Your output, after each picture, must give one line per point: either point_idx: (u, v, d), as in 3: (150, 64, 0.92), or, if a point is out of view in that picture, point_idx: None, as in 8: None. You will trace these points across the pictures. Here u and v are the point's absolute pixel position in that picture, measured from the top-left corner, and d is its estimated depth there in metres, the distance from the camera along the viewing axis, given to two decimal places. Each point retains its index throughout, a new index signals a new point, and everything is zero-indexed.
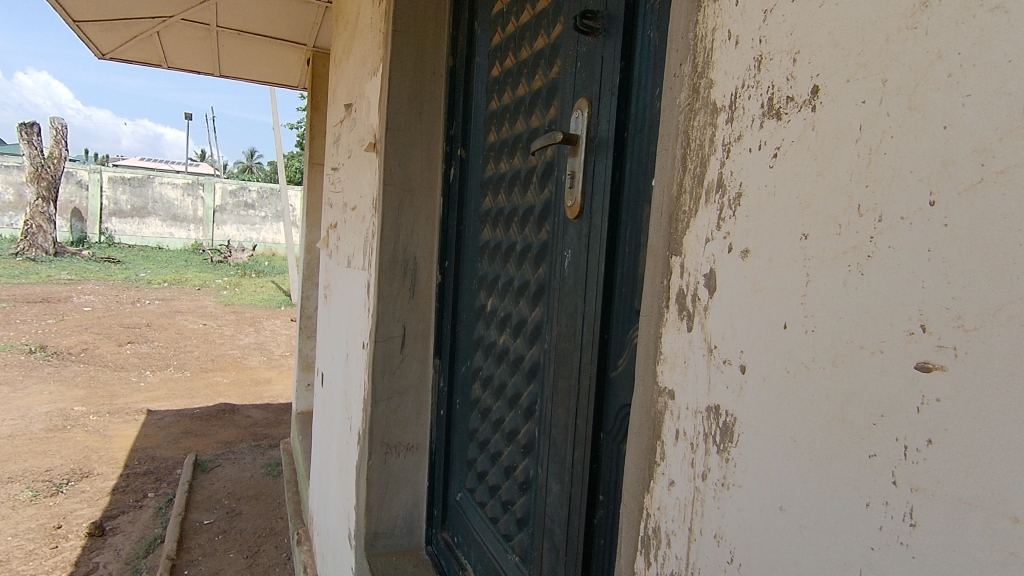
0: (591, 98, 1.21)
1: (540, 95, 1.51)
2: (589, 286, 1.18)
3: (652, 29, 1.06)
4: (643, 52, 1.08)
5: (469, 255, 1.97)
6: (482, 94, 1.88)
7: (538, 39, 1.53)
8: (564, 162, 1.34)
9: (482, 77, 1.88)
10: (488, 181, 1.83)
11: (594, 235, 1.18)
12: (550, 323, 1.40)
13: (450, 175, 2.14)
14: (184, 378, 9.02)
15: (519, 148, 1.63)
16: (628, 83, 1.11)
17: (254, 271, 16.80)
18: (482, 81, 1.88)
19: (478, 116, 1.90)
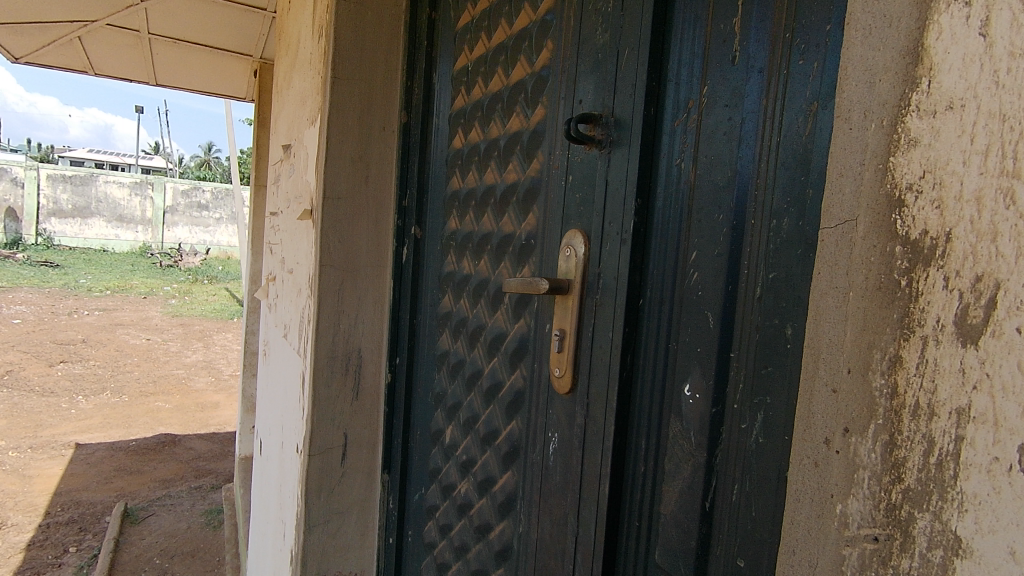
0: (586, 232, 0.86)
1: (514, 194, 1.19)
2: (582, 502, 0.84)
3: (682, 157, 0.72)
4: (669, 187, 0.74)
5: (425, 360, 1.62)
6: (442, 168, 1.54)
7: (511, 116, 1.17)
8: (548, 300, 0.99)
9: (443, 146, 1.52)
10: (448, 277, 1.47)
11: (590, 429, 0.84)
12: (527, 505, 1.06)
13: (403, 253, 1.81)
14: (121, 404, 8.31)
15: (486, 251, 1.27)
16: (642, 228, 0.77)
17: (205, 277, 15.86)
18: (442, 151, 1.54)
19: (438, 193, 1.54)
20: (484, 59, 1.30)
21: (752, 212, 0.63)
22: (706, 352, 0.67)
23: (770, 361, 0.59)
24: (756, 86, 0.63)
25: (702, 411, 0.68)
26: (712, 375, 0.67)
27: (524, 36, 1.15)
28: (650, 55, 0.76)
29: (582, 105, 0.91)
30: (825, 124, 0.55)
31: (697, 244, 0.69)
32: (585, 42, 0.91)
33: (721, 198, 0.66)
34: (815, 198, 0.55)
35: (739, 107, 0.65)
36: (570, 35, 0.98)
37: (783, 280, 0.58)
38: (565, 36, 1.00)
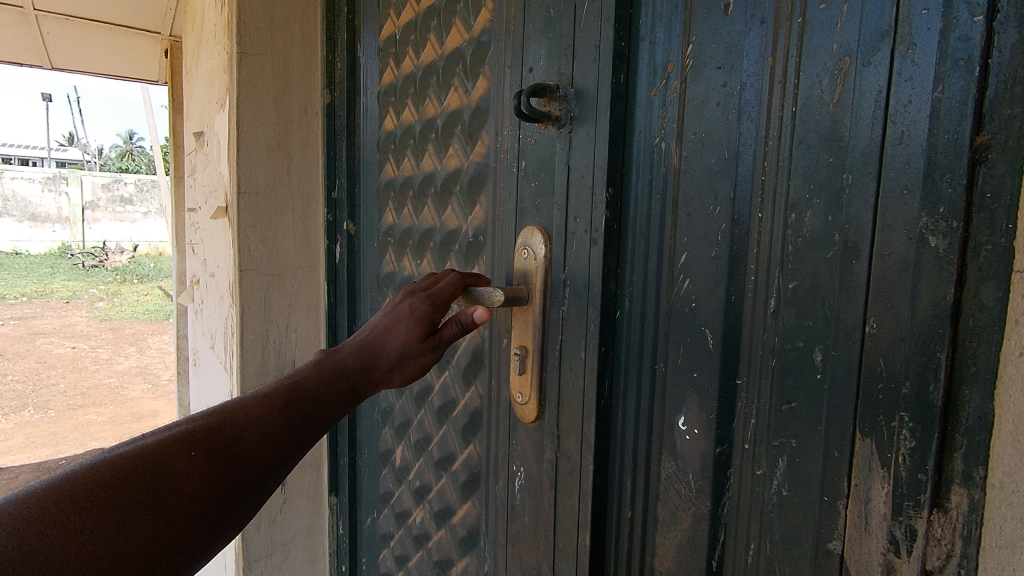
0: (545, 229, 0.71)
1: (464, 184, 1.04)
2: (560, 555, 0.71)
3: (663, 134, 0.58)
4: (651, 174, 0.60)
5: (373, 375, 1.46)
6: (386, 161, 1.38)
7: (449, 91, 1.00)
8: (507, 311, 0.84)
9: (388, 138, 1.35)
10: (389, 282, 1.28)
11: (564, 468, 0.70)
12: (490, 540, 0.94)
13: (338, 252, 1.62)
14: (46, 420, 7.67)
15: (430, 251, 1.09)
16: (616, 224, 0.63)
17: (135, 276, 14.83)
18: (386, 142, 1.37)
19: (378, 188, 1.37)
20: (414, 25, 1.12)
21: (759, 204, 0.50)
22: (708, 381, 0.54)
23: (789, 391, 0.46)
24: (758, 41, 0.49)
25: (702, 451, 0.55)
26: (715, 408, 0.54)
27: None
28: (615, 7, 0.61)
29: (532, 75, 0.75)
30: (863, 83, 0.41)
31: (688, 245, 0.56)
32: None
33: (718, 187, 0.52)
34: (854, 186, 0.42)
35: (740, 68, 0.51)
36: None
37: (808, 291, 0.45)
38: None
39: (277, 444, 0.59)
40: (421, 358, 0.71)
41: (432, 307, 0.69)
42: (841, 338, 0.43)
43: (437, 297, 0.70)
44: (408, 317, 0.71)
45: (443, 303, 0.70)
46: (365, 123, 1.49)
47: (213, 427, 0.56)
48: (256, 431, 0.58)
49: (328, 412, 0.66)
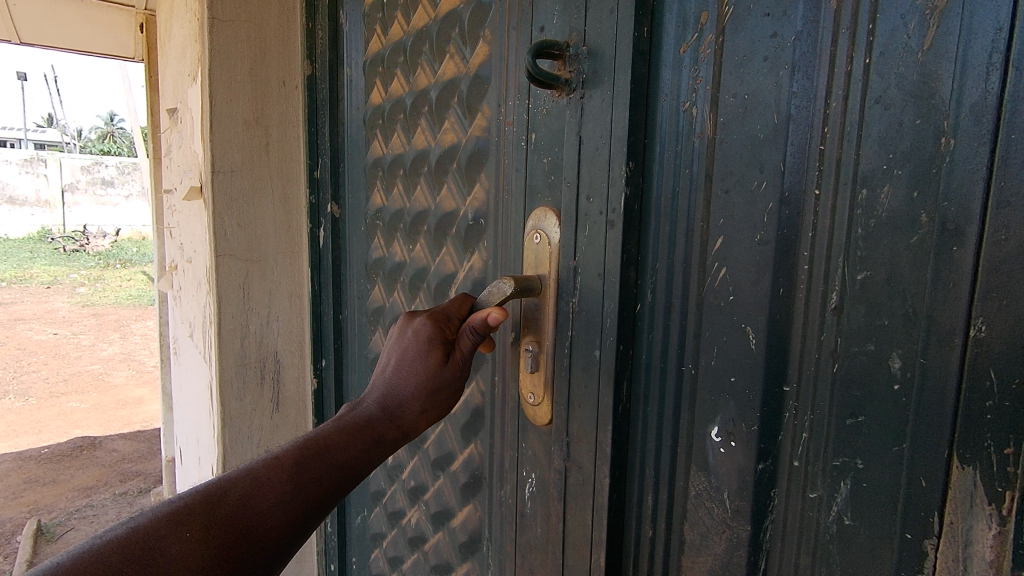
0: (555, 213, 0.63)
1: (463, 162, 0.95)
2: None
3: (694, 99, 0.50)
4: (680, 147, 0.52)
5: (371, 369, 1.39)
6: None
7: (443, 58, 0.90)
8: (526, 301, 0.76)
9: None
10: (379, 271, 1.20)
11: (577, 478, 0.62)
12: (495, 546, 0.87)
13: (323, 237, 1.53)
14: (27, 408, 7.51)
15: (423, 235, 1.00)
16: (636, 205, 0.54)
17: (118, 260, 14.52)
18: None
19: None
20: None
21: (816, 180, 0.42)
22: (748, 388, 0.47)
23: (857, 402, 0.39)
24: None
25: (739, 469, 0.47)
26: (757, 420, 0.46)
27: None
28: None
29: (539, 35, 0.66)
30: (971, 23, 0.33)
31: (724, 229, 0.48)
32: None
33: (763, 160, 0.44)
34: (958, 152, 0.34)
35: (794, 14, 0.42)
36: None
37: (883, 283, 0.38)
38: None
39: (297, 504, 0.56)
40: (442, 388, 0.66)
41: (433, 324, 0.66)
42: (936, 343, 0.35)
43: (437, 313, 0.67)
44: (417, 349, 0.67)
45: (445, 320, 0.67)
46: (351, 99, 1.38)
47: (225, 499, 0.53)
48: (270, 496, 0.54)
49: (353, 466, 0.61)
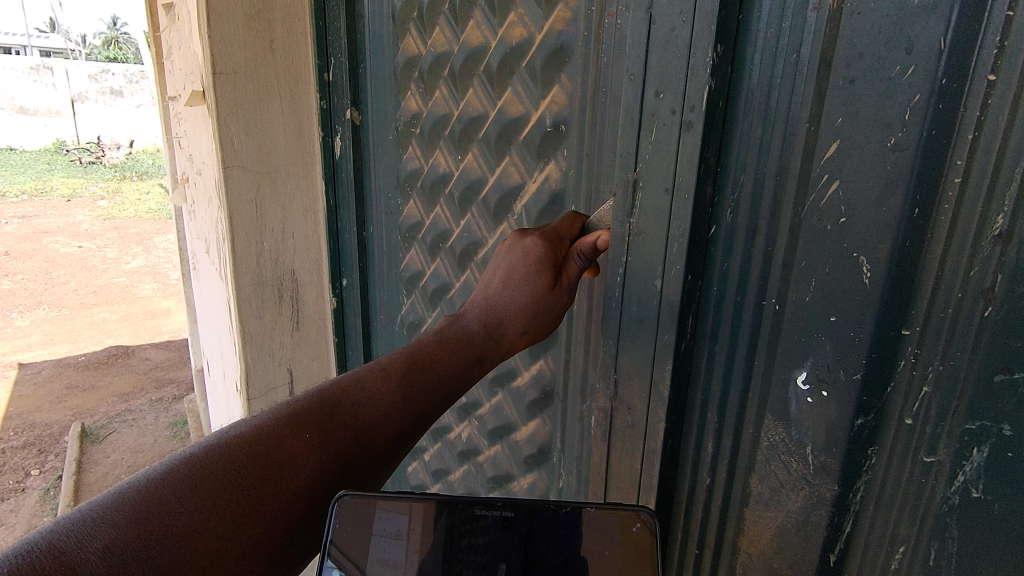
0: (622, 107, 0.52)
1: (539, 57, 0.85)
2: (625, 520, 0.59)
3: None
4: (790, 23, 0.41)
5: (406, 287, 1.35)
6: (409, 33, 1.14)
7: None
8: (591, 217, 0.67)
9: (412, 5, 1.12)
10: (443, 185, 1.14)
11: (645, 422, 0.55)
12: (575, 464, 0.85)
13: (340, 147, 1.42)
14: (61, 318, 7.76)
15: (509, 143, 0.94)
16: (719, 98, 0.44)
17: (133, 173, 14.42)
18: (405, 12, 1.13)
19: (408, 69, 1.16)
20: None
21: (992, 63, 0.32)
22: (849, 323, 0.38)
23: (1013, 351, 0.32)
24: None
25: (830, 423, 0.40)
26: (860, 366, 0.38)
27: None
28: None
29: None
30: None
31: (841, 124, 0.37)
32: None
33: (912, 30, 0.33)
34: None
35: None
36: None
37: None
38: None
39: (401, 417, 0.53)
40: (546, 311, 0.65)
41: (548, 244, 0.63)
42: None
43: (551, 233, 0.64)
44: (524, 264, 0.63)
45: (558, 241, 0.64)
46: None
47: (335, 405, 0.50)
48: (375, 407, 0.52)
49: (455, 383, 0.59)
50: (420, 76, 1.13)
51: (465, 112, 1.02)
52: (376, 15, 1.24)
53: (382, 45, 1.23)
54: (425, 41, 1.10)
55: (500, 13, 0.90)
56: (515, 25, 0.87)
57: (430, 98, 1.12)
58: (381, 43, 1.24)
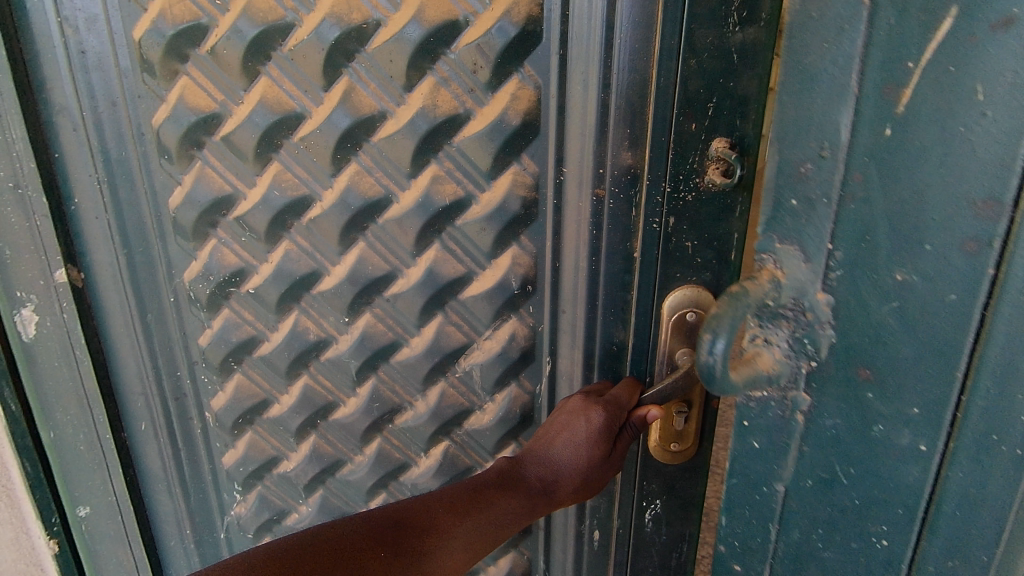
0: (768, 490, 0.74)
1: (492, 221, 0.75)
2: (638, 555, 0.90)
3: None
4: None
5: (239, 482, 0.96)
6: (201, 159, 0.77)
7: (486, 72, 0.70)
8: (817, 420, 0.66)
9: (209, 125, 0.75)
10: (316, 354, 0.86)
11: (676, 489, 0.85)
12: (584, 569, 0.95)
13: (34, 325, 0.84)
14: None
15: (443, 303, 0.81)
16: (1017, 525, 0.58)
17: None
18: (188, 137, 0.75)
19: (212, 211, 0.79)
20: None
21: None
22: None
23: None
24: None
25: None
26: None
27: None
28: None
29: (690, 122, 0.64)
30: None
31: None
32: (878, 44, 0.52)
33: None
34: None
35: None
36: (867, 48, 0.52)
37: None
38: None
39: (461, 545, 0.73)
40: (596, 474, 0.76)
41: (609, 414, 0.73)
42: None
43: (614, 404, 0.73)
44: (585, 435, 0.73)
45: (617, 411, 0.73)
46: (93, 87, 0.73)
47: (416, 516, 0.72)
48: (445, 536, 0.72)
49: (507, 522, 0.76)
50: (241, 220, 0.79)
51: (357, 267, 0.80)
52: (102, 127, 0.75)
53: (131, 180, 0.78)
54: (252, 185, 0.78)
55: (416, 163, 0.74)
56: (445, 179, 0.75)
57: (269, 249, 0.80)
58: (130, 171, 0.78)
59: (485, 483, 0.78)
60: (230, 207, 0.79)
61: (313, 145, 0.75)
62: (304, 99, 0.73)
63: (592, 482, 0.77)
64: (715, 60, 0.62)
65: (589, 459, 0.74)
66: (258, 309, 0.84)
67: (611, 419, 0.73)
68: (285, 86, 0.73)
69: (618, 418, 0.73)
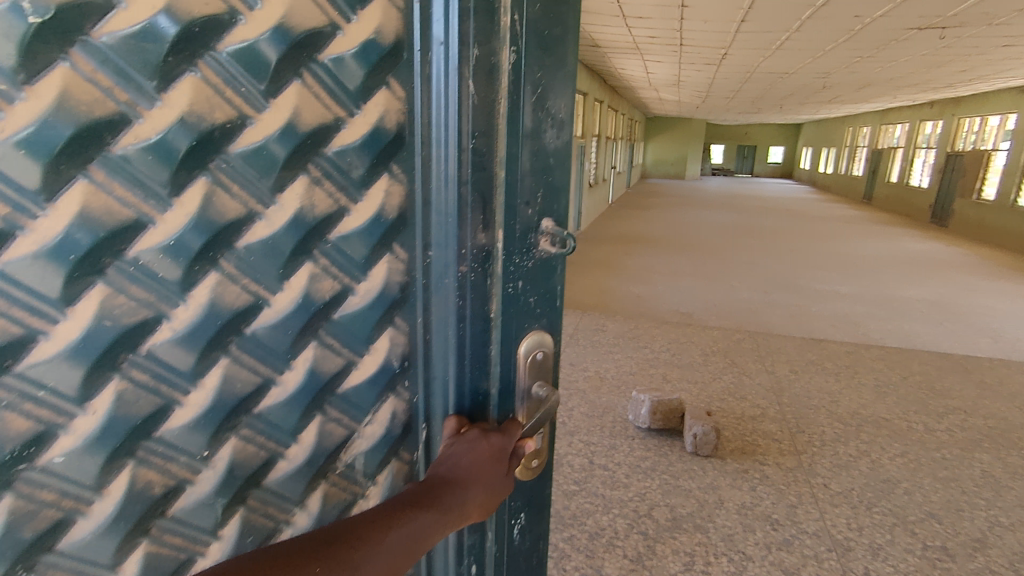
0: None
1: (371, 313, 0.99)
2: (514, 563, 1.18)
3: None
4: None
5: None
6: None
7: (358, 173, 0.90)
8: None
9: None
10: (158, 512, 0.82)
11: (533, 498, 1.17)
12: None
13: None
14: None
15: (321, 406, 0.96)
16: None
17: None
18: None
19: None
20: (212, 24, 0.69)
21: None
22: None
23: None
24: None
25: None
26: None
27: (342, 45, 0.82)
28: None
29: (528, 208, 0.99)
30: None
31: None
32: None
33: None
34: None
35: None
36: None
37: None
38: (479, 94, 0.90)
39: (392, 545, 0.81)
40: (494, 491, 0.97)
41: (503, 439, 1.00)
42: None
43: (505, 432, 1.02)
44: (492, 454, 0.98)
45: (505, 439, 1.01)
46: None
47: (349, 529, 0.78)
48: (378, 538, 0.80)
49: (430, 527, 0.86)
50: (38, 369, 0.66)
51: (221, 391, 0.83)
52: None
53: None
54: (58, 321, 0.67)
55: (291, 270, 0.86)
56: (324, 278, 0.90)
57: (84, 401, 0.71)
58: None
59: (404, 501, 0.87)
60: (14, 357, 0.65)
61: (152, 263, 0.72)
62: (144, 205, 0.69)
63: (489, 497, 0.97)
64: (540, 162, 0.98)
65: (491, 477, 0.97)
66: (69, 488, 0.72)
67: (503, 443, 1.00)
68: (122, 189, 0.67)
69: (505, 445, 1.00)
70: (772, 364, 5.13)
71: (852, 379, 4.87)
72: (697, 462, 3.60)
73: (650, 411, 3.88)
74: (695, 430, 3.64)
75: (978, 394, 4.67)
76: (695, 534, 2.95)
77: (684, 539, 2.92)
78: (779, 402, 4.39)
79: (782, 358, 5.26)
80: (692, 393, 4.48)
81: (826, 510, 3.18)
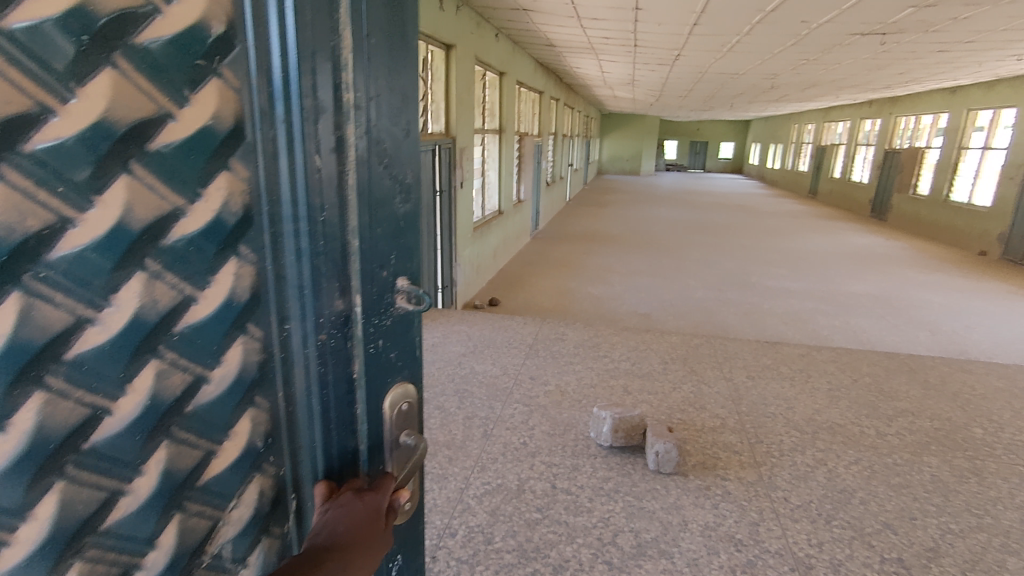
0: None
1: (227, 401, 0.86)
2: None
3: None
4: None
5: None
6: None
7: (201, 267, 0.79)
8: None
9: None
10: None
11: (407, 541, 1.14)
12: None
13: None
14: None
15: (180, 507, 0.82)
16: None
17: None
18: None
19: None
20: (18, 122, 0.58)
21: None
22: None
23: None
24: None
25: None
26: None
27: (175, 135, 0.73)
28: None
29: (383, 271, 0.94)
30: None
31: None
32: None
33: None
34: None
35: None
36: None
37: None
38: (327, 168, 0.83)
39: None
40: (373, 548, 0.89)
41: (375, 495, 0.93)
42: None
43: (375, 489, 0.95)
44: (366, 511, 0.90)
45: (377, 495, 0.94)
46: None
47: None
48: None
49: None
50: None
51: (57, 517, 0.69)
52: None
53: None
54: None
55: (133, 369, 0.73)
56: (172, 373, 0.78)
57: None
58: None
59: None
60: None
61: None
62: None
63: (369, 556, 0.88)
64: (389, 226, 0.94)
65: (368, 533, 0.89)
66: None
67: (376, 501, 0.93)
68: None
69: (377, 500, 0.93)
70: (729, 370, 5.16)
71: (805, 384, 4.95)
72: (660, 481, 3.56)
73: (612, 429, 3.81)
74: (657, 448, 3.60)
75: (923, 394, 4.83)
76: (659, 561, 2.90)
77: (648, 567, 2.87)
78: (738, 412, 4.40)
79: (738, 363, 5.30)
80: (653, 406, 4.44)
81: (787, 526, 3.17)
